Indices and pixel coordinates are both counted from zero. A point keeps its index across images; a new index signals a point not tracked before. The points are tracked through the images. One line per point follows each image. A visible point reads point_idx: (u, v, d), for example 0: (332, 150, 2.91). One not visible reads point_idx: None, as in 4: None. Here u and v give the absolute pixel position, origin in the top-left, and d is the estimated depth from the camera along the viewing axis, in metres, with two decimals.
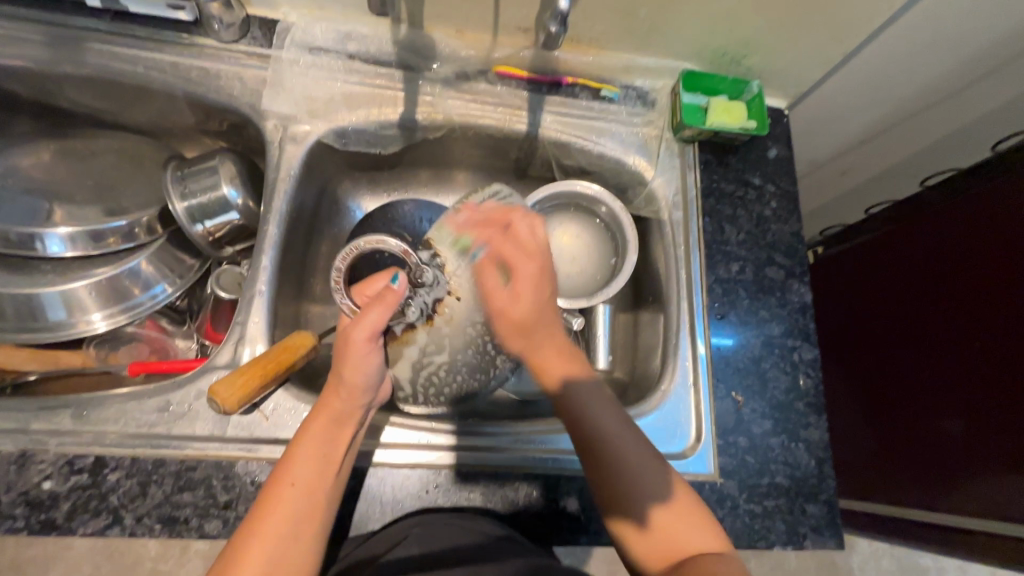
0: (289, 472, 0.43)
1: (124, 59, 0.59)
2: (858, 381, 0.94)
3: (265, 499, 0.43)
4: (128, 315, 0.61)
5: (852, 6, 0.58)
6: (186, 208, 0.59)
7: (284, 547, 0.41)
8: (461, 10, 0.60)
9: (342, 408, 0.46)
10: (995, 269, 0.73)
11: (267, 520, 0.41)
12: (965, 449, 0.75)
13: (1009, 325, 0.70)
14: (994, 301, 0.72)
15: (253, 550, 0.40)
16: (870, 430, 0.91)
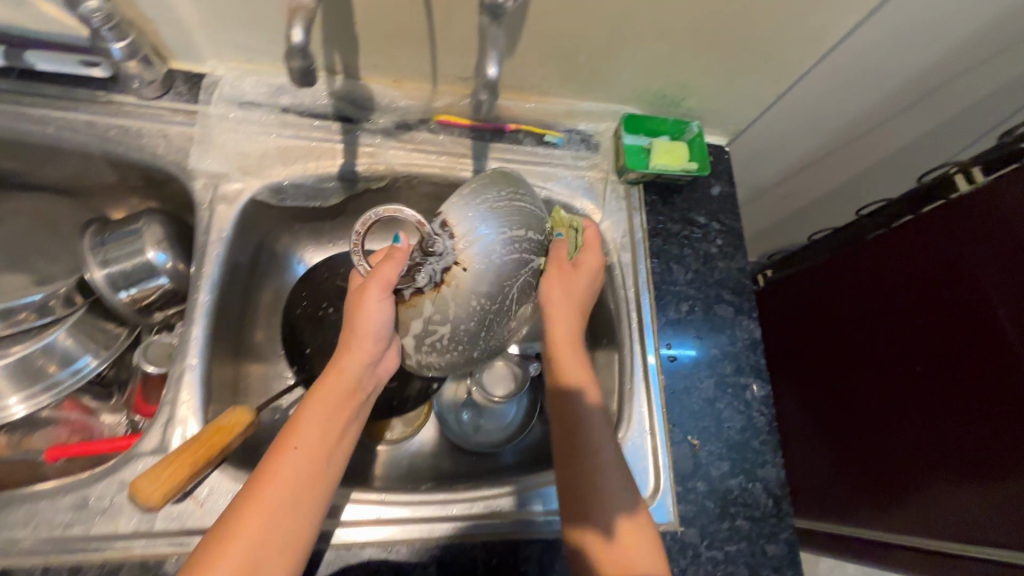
0: (292, 437, 0.45)
1: (32, 120, 0.55)
2: (807, 401, 0.95)
3: (270, 465, 0.44)
4: (50, 394, 0.57)
5: (779, 51, 0.61)
6: (106, 276, 0.56)
7: (284, 513, 0.42)
8: (397, 61, 0.59)
9: (354, 373, 0.49)
10: (932, 300, 0.75)
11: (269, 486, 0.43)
12: (907, 468, 0.77)
13: (950, 355, 0.72)
14: (933, 332, 0.74)
15: (252, 514, 0.41)
16: (815, 451, 0.91)
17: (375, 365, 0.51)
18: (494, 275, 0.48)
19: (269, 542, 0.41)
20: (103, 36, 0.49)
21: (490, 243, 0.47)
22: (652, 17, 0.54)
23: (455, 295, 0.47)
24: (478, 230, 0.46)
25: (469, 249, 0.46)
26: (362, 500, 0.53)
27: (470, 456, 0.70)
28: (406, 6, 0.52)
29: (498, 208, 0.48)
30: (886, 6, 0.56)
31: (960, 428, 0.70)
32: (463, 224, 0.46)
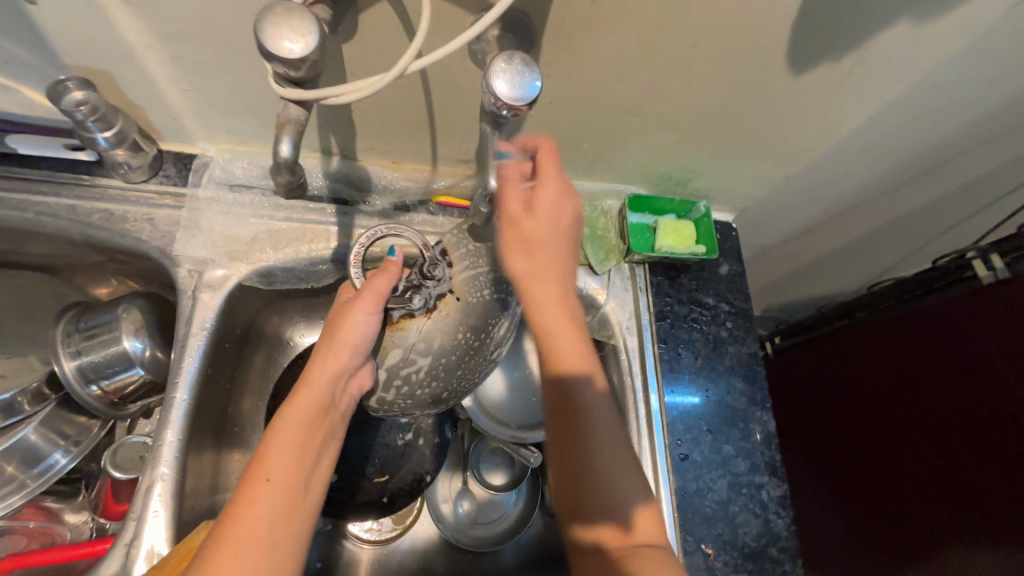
0: (263, 467, 0.40)
1: (9, 204, 0.52)
2: (839, 487, 0.89)
3: (237, 501, 0.38)
4: (15, 498, 0.53)
5: (787, 138, 0.59)
6: (76, 368, 0.52)
7: (260, 552, 0.36)
8: (395, 144, 0.57)
9: (326, 386, 0.44)
10: (961, 394, 0.70)
11: (236, 528, 0.37)
12: (932, 544, 0.74)
13: (979, 456, 0.67)
14: (962, 428, 0.69)
15: (219, 561, 0.35)
16: (841, 516, 0.90)
17: (351, 377, 0.45)
18: (481, 311, 0.46)
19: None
20: (87, 127, 0.47)
21: (484, 272, 0.47)
22: (658, 109, 0.53)
23: (447, 323, 0.45)
24: (473, 261, 0.47)
25: (464, 278, 0.46)
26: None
27: (466, 554, 0.66)
28: (405, 97, 0.50)
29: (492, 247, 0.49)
30: (897, 98, 0.55)
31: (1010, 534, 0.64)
32: (460, 252, 0.47)
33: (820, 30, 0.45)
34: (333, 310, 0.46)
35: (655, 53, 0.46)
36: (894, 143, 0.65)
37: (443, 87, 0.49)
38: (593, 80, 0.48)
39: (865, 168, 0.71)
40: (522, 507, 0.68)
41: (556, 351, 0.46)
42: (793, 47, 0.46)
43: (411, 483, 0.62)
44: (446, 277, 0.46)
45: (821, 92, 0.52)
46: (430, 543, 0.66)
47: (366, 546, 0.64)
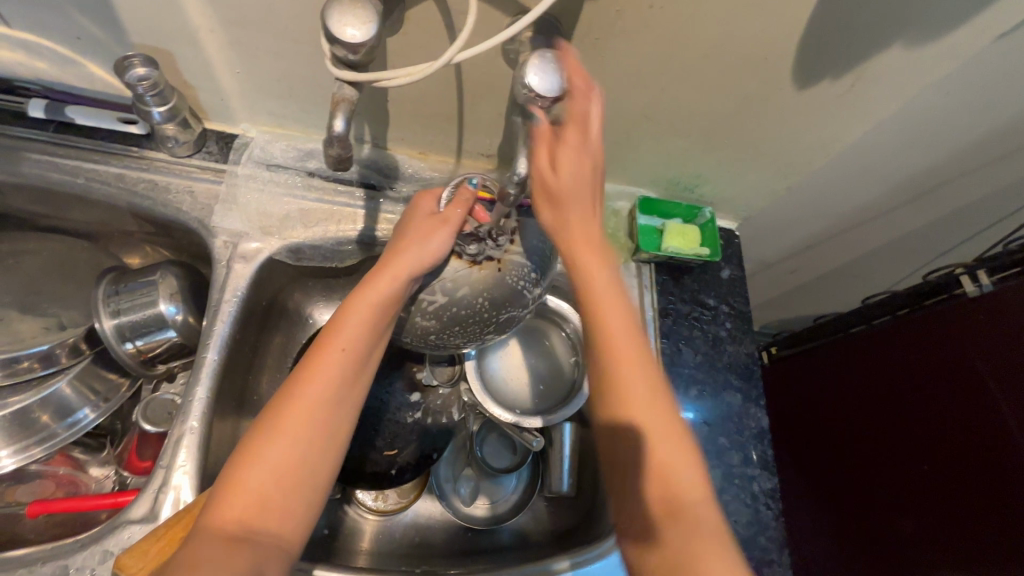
0: (339, 338, 0.45)
1: (64, 170, 0.56)
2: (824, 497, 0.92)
3: (314, 362, 0.44)
4: (44, 447, 0.55)
5: (790, 151, 0.63)
6: (116, 326, 0.55)
7: (328, 411, 0.43)
8: (424, 136, 0.61)
9: (407, 275, 0.46)
10: (949, 403, 0.72)
11: (311, 389, 0.43)
12: (910, 549, 0.76)
13: (961, 464, 0.70)
14: (947, 437, 0.72)
15: (296, 408, 0.42)
16: (823, 520, 0.91)
17: (422, 279, 0.48)
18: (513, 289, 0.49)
19: (318, 435, 0.42)
20: (145, 101, 0.51)
21: (535, 256, 0.50)
22: (671, 115, 0.57)
23: (480, 283, 0.48)
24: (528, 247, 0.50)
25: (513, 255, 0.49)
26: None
27: (466, 532, 0.68)
28: (439, 92, 0.54)
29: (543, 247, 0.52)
30: (893, 118, 0.59)
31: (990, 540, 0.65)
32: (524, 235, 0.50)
33: (823, 50, 0.49)
34: (417, 217, 0.48)
35: (672, 62, 0.50)
36: (890, 163, 0.69)
37: (474, 84, 0.53)
38: (612, 85, 0.53)
39: (864, 187, 0.75)
40: (509, 508, 0.69)
41: (627, 391, 0.44)
42: (798, 64, 0.50)
43: (418, 458, 0.64)
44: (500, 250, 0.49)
45: (822, 108, 0.56)
46: (432, 519, 0.69)
47: (370, 517, 0.67)
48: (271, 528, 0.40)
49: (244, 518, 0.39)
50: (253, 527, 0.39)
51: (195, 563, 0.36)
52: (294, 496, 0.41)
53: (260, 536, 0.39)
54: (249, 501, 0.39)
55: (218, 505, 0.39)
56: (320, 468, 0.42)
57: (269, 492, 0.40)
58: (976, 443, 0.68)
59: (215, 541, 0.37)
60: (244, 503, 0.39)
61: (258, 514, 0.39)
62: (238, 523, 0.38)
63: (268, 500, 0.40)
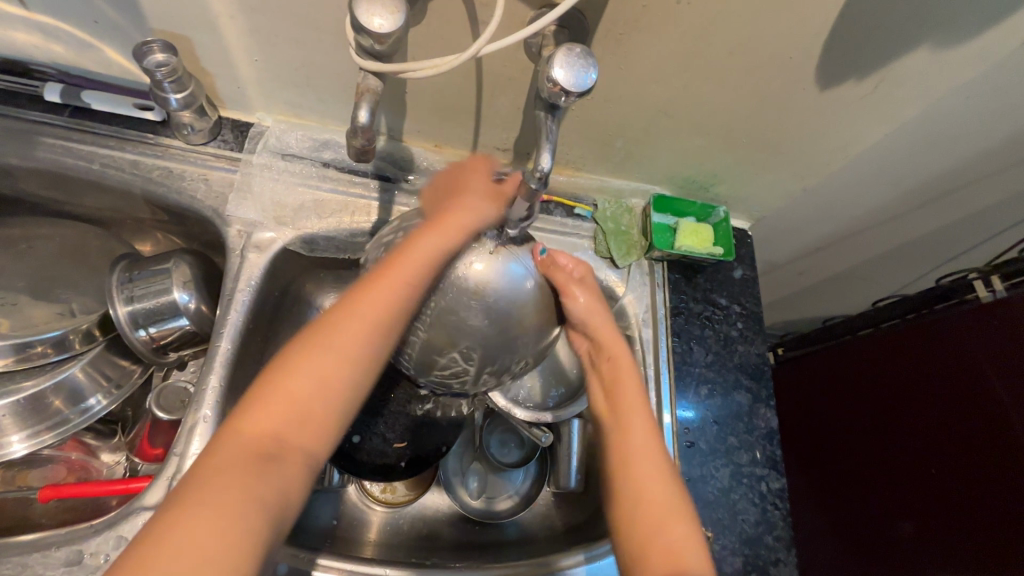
0: (397, 269, 0.42)
1: (79, 155, 0.56)
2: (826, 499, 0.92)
3: (376, 281, 0.42)
4: (56, 433, 0.55)
5: (808, 152, 0.63)
6: (129, 313, 0.55)
7: (370, 334, 0.41)
8: (441, 129, 0.61)
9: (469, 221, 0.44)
10: (958, 407, 0.72)
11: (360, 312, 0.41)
12: (910, 551, 0.76)
13: (968, 467, 0.70)
14: (955, 440, 0.72)
15: (348, 335, 0.41)
16: (823, 522, 0.91)
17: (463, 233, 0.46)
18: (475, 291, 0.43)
19: (357, 357, 0.41)
20: (163, 88, 0.51)
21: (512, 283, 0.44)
22: (691, 113, 0.57)
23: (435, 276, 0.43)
24: (513, 281, 0.44)
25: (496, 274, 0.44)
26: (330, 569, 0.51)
27: (473, 525, 0.68)
28: (458, 85, 0.54)
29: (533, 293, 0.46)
30: (913, 122, 0.59)
31: (994, 543, 0.66)
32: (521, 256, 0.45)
33: (847, 51, 0.49)
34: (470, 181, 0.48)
35: (695, 59, 0.50)
36: (906, 166, 0.69)
37: (494, 77, 0.52)
38: (633, 81, 0.52)
39: (879, 189, 0.74)
40: (507, 505, 0.69)
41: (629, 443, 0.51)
42: (821, 64, 0.50)
43: (428, 451, 0.64)
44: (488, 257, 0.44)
45: (843, 109, 0.56)
46: (439, 512, 0.69)
47: (378, 508, 0.67)
48: (302, 444, 0.38)
49: (276, 429, 0.38)
50: (284, 438, 0.38)
51: (222, 467, 0.36)
52: (323, 412, 0.39)
53: (291, 449, 0.38)
54: (282, 410, 0.38)
55: (252, 412, 0.38)
56: (353, 387, 0.41)
57: (301, 404, 0.39)
58: (984, 448, 0.68)
59: (242, 449, 0.37)
60: (278, 414, 0.38)
61: (290, 426, 0.38)
62: (270, 434, 0.38)
63: (301, 415, 0.39)
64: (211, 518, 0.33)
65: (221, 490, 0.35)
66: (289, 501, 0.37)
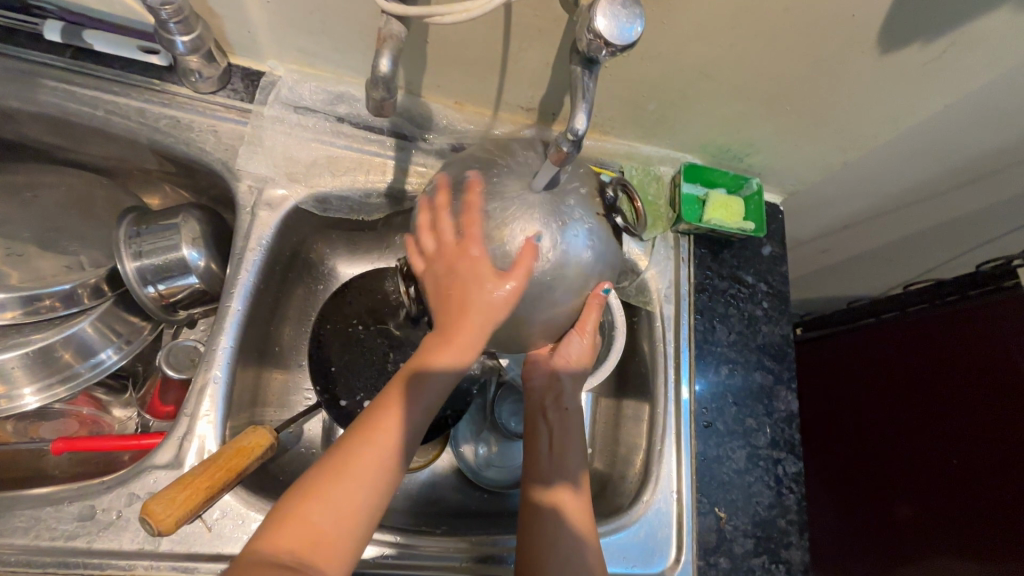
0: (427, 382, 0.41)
1: (83, 100, 0.53)
2: (836, 482, 0.91)
3: (398, 399, 0.41)
4: (67, 387, 0.55)
5: (855, 123, 0.59)
6: (137, 269, 0.53)
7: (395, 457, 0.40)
8: (462, 84, 0.57)
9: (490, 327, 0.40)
10: (983, 398, 0.70)
11: (382, 429, 0.40)
12: (914, 535, 0.76)
13: (988, 458, 0.68)
14: (975, 430, 0.70)
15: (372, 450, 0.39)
16: (829, 503, 0.92)
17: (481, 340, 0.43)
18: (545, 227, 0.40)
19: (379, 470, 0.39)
20: (169, 29, 0.47)
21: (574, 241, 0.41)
22: (733, 76, 0.52)
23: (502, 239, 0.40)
24: (574, 259, 0.41)
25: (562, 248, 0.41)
26: None
27: (481, 493, 0.68)
28: (483, 35, 0.49)
29: (587, 276, 0.43)
30: (976, 94, 0.54)
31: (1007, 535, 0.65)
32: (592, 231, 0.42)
33: (915, 10, 0.44)
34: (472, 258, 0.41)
35: (747, 13, 0.45)
36: (959, 145, 0.64)
37: (524, 28, 0.48)
38: (676, 37, 0.48)
39: (925, 168, 0.70)
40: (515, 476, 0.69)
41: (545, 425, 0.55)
42: (885, 24, 0.46)
43: (438, 420, 0.63)
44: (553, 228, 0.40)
45: (902, 75, 0.51)
46: (447, 479, 0.69)
47: None
48: (322, 568, 0.35)
49: (300, 550, 0.35)
50: (307, 563, 0.35)
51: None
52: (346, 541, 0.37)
53: (313, 573, 0.35)
54: (306, 534, 0.36)
55: (276, 533, 0.35)
56: (377, 508, 0.39)
57: (325, 529, 0.36)
58: (1006, 440, 0.66)
59: (269, 570, 0.33)
60: (302, 535, 0.35)
61: (315, 546, 0.35)
62: (292, 558, 0.35)
63: (324, 535, 0.36)
64: None
65: None
66: None
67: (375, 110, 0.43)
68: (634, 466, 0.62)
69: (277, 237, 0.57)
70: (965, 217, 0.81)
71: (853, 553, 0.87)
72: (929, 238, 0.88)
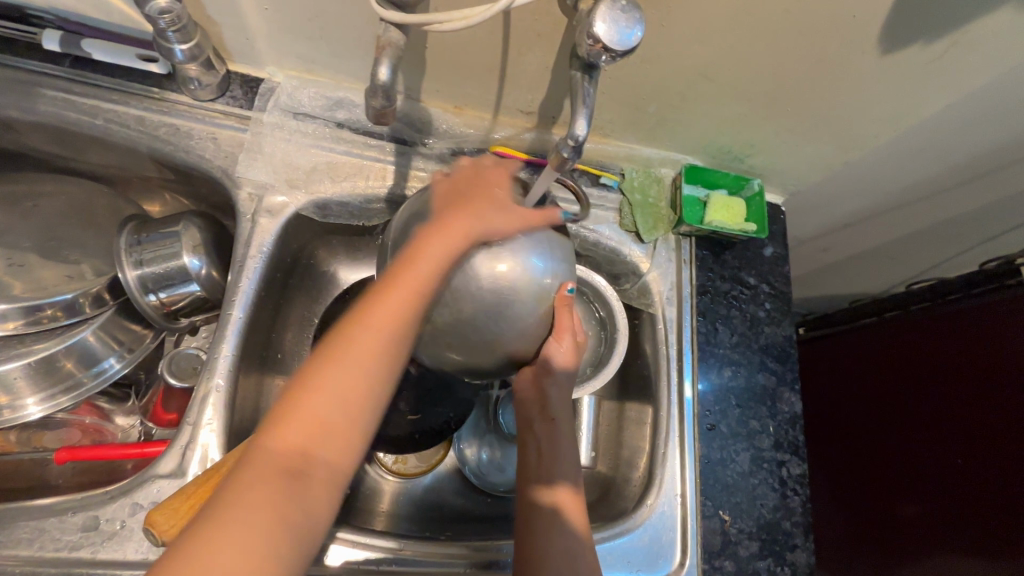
0: (417, 264, 0.39)
1: (82, 110, 0.53)
2: (840, 481, 0.90)
3: (393, 285, 0.38)
4: (70, 396, 0.55)
5: (856, 122, 0.58)
6: (138, 277, 0.53)
7: (387, 335, 0.37)
8: (461, 88, 0.57)
9: (486, 223, 0.42)
10: (987, 397, 0.70)
11: (372, 319, 0.37)
12: (919, 535, 0.76)
13: (992, 458, 0.68)
14: (980, 430, 0.70)
15: (359, 339, 0.36)
16: (836, 503, 0.91)
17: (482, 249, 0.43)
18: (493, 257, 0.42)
19: (378, 358, 0.36)
20: (167, 38, 0.47)
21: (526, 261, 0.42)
22: (734, 78, 0.52)
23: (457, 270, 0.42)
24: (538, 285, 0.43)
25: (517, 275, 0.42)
26: (342, 540, 0.51)
27: (484, 497, 0.68)
28: (482, 40, 0.49)
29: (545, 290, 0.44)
30: (979, 93, 0.54)
31: (1012, 535, 0.65)
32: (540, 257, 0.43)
33: (916, 9, 0.44)
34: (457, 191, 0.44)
35: (747, 15, 0.45)
36: (962, 143, 0.64)
37: (523, 33, 0.48)
38: (675, 40, 0.48)
39: (928, 167, 0.69)
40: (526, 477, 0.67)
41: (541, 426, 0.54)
42: (885, 24, 0.45)
43: (438, 425, 0.62)
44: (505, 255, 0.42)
45: (904, 75, 0.51)
46: (451, 483, 0.69)
47: (390, 478, 0.66)
48: (326, 457, 0.34)
49: (303, 446, 0.33)
50: (313, 455, 0.33)
51: (247, 491, 0.31)
52: (351, 426, 0.35)
53: (319, 463, 0.33)
54: (304, 430, 0.34)
55: (270, 439, 0.33)
56: (378, 383, 0.36)
57: (326, 421, 0.34)
58: (1009, 439, 0.66)
59: (268, 470, 0.32)
60: (303, 432, 0.33)
61: (319, 440, 0.34)
62: (294, 453, 0.33)
63: (325, 427, 0.34)
64: (244, 536, 0.30)
65: (245, 511, 0.30)
66: (322, 515, 0.33)
67: (375, 118, 0.43)
68: (638, 469, 0.62)
69: (278, 245, 0.57)
70: (968, 215, 0.81)
71: (858, 554, 0.87)
72: (932, 236, 0.87)
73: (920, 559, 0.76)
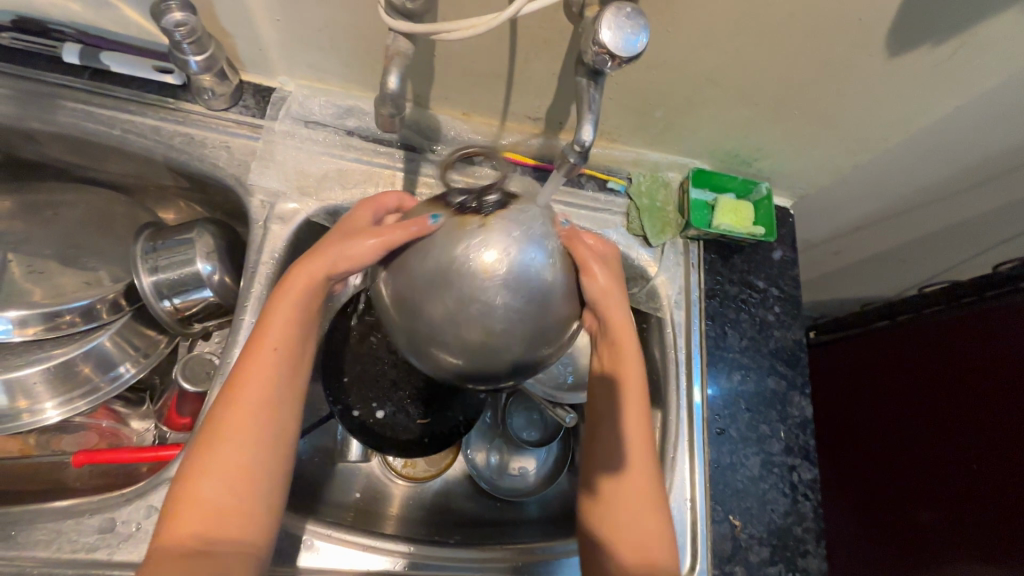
0: (265, 342, 0.44)
1: (99, 120, 0.54)
2: (853, 487, 0.89)
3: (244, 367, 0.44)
4: (87, 400, 0.56)
5: (865, 125, 0.58)
6: (154, 283, 0.54)
7: (269, 415, 0.43)
8: (469, 95, 0.57)
9: (326, 270, 0.44)
10: (1002, 400, 0.69)
11: (241, 397, 0.43)
12: (934, 541, 0.75)
13: (1008, 462, 0.67)
14: (996, 434, 0.69)
15: (235, 418, 0.42)
16: (849, 510, 0.90)
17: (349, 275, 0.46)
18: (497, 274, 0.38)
19: (264, 437, 0.43)
20: (182, 50, 0.48)
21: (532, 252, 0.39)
22: (740, 82, 0.52)
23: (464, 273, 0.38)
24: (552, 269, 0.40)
25: (525, 270, 0.39)
26: (315, 534, 0.51)
27: (493, 502, 0.68)
28: (490, 48, 0.50)
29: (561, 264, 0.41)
30: (989, 94, 0.54)
31: None
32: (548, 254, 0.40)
33: (923, 12, 0.44)
34: (342, 229, 0.47)
35: (752, 20, 0.45)
36: (974, 145, 0.63)
37: (530, 40, 0.49)
38: (681, 45, 0.48)
39: (939, 169, 0.69)
40: (536, 481, 0.68)
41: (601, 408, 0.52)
42: (892, 27, 0.45)
43: (448, 430, 0.62)
44: (510, 246, 0.39)
45: (912, 78, 0.51)
46: (460, 487, 0.69)
47: (400, 482, 0.67)
48: (228, 534, 0.40)
49: (201, 528, 0.39)
50: (212, 533, 0.40)
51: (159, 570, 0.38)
52: (250, 499, 0.41)
53: (220, 544, 0.40)
54: (196, 507, 0.40)
55: (173, 520, 0.40)
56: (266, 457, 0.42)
57: (219, 501, 0.40)
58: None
59: (172, 557, 0.38)
60: (198, 515, 0.40)
61: (215, 520, 0.40)
62: (197, 535, 0.39)
63: (220, 509, 0.40)
64: None
65: None
66: None
67: (384, 125, 0.44)
68: None
69: (290, 252, 0.58)
70: (982, 217, 0.80)
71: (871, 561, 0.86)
72: (944, 239, 0.86)
73: (936, 566, 0.74)
